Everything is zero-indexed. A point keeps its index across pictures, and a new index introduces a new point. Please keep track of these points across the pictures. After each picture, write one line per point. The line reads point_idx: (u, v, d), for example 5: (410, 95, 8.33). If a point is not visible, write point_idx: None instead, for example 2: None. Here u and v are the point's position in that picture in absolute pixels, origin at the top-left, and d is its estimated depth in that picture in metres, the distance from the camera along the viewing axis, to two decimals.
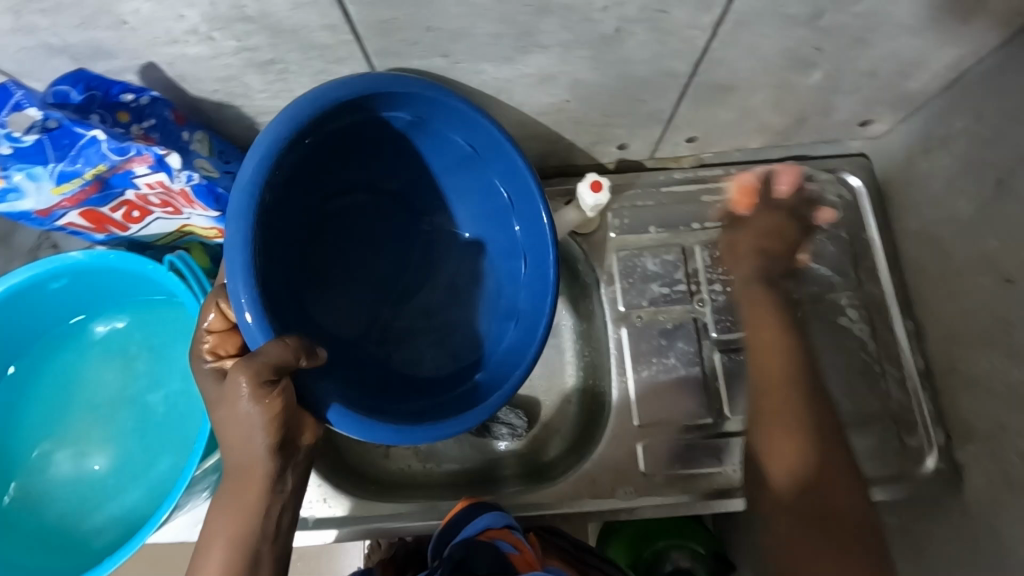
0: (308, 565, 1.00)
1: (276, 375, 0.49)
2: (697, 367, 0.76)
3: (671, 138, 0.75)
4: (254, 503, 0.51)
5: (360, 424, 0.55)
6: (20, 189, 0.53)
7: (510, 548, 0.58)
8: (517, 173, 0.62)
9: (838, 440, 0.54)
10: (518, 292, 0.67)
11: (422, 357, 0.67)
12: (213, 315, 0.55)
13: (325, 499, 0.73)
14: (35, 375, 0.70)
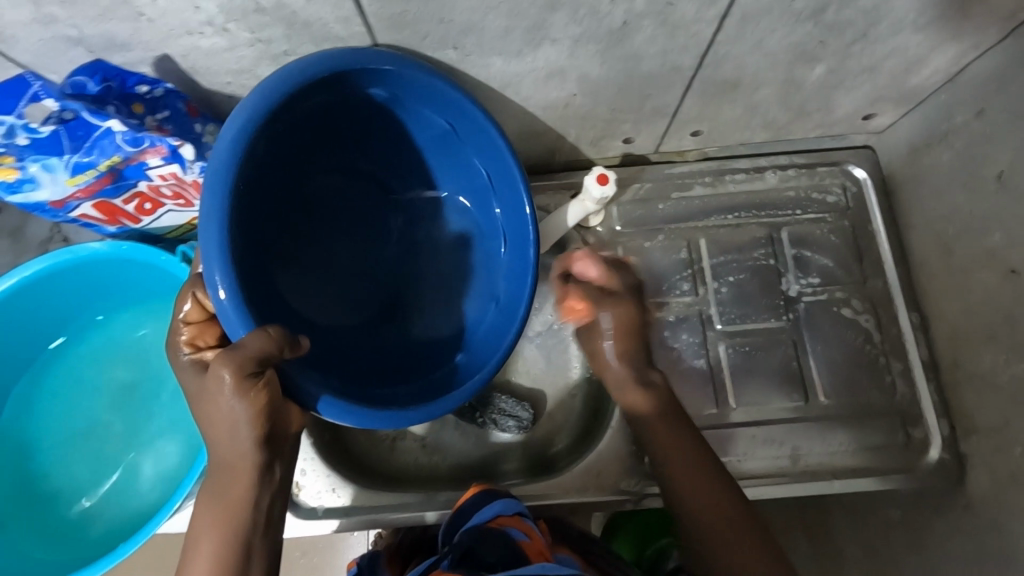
0: (310, 563, 1.02)
1: (260, 367, 0.50)
2: (702, 359, 0.74)
3: (676, 133, 0.76)
4: (243, 495, 0.51)
5: (349, 412, 0.56)
6: (36, 180, 0.55)
7: (521, 536, 0.58)
8: (497, 154, 0.63)
9: (705, 460, 0.59)
10: (497, 275, 0.69)
11: (409, 335, 0.69)
12: (190, 306, 0.57)
13: (333, 489, 0.73)
14: (48, 367, 0.71)
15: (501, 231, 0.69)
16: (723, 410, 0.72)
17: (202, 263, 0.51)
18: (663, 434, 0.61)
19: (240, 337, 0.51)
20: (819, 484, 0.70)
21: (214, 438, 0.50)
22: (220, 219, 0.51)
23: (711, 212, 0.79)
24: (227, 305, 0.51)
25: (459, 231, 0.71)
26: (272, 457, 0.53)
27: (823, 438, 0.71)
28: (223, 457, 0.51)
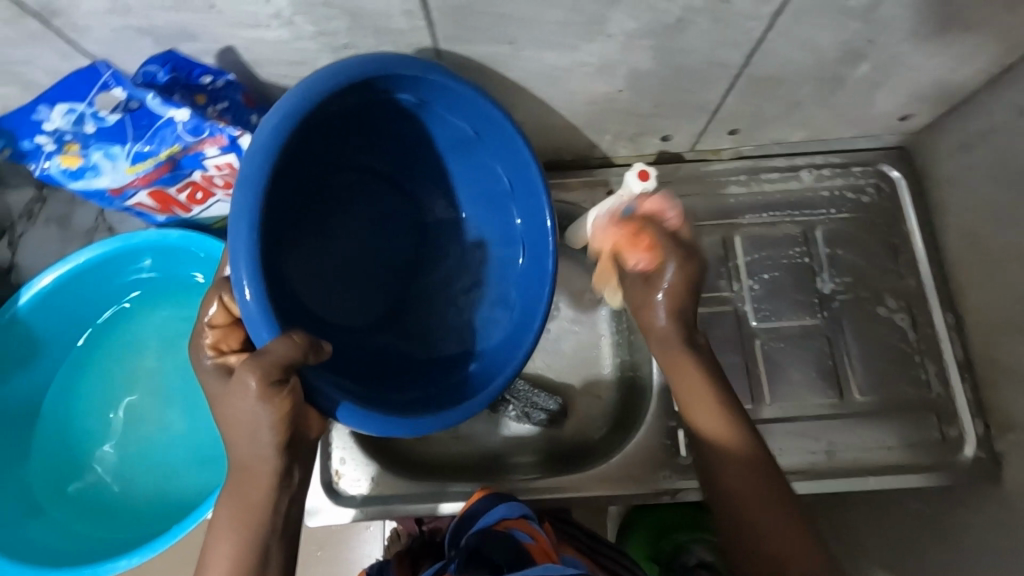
0: (325, 558, 1.04)
1: (284, 374, 0.49)
2: (738, 355, 0.75)
3: (714, 130, 0.76)
4: (263, 497, 0.51)
5: (363, 418, 0.56)
6: (97, 168, 0.56)
7: (526, 537, 0.58)
8: (520, 159, 0.63)
9: (769, 470, 0.53)
10: (513, 281, 0.69)
11: (415, 337, 0.69)
12: (214, 309, 0.55)
13: (367, 477, 0.73)
14: (91, 351, 0.72)
15: (519, 238, 0.69)
16: (758, 405, 0.73)
17: (228, 261, 0.50)
18: (724, 437, 0.55)
19: (263, 341, 0.50)
20: (854, 480, 0.70)
21: (233, 440, 0.50)
22: (250, 213, 0.49)
23: (746, 210, 0.80)
24: (253, 307, 0.50)
25: (471, 233, 0.71)
26: (290, 463, 0.52)
27: (859, 433, 0.72)
28: (242, 459, 0.50)
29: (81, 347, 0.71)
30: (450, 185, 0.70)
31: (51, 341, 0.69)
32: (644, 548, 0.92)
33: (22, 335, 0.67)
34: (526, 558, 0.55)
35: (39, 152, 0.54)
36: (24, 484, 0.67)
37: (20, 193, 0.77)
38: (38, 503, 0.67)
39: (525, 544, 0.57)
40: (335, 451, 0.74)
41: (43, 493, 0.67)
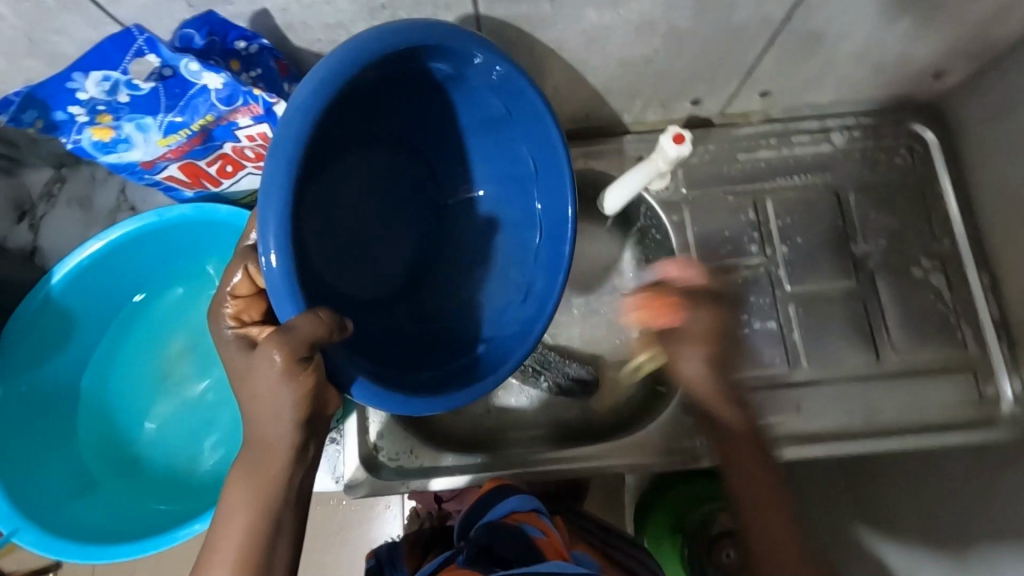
0: (344, 537, 1.08)
1: (310, 351, 0.48)
2: (773, 322, 0.75)
3: (745, 92, 0.75)
4: (279, 473, 0.51)
5: (385, 397, 0.54)
6: (129, 141, 0.55)
7: (536, 533, 0.60)
8: (547, 140, 0.62)
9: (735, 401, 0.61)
10: (526, 265, 0.68)
11: (425, 323, 0.68)
12: (239, 279, 0.54)
13: (407, 450, 0.74)
14: (123, 329, 0.71)
15: (537, 223, 0.67)
16: (793, 368, 0.73)
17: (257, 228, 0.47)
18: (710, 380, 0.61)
19: (287, 316, 0.48)
20: (893, 440, 0.70)
21: (256, 415, 0.49)
22: (283, 186, 0.46)
23: (778, 174, 0.79)
24: (278, 276, 0.47)
25: (487, 216, 0.70)
26: (308, 437, 0.52)
27: (898, 395, 0.72)
28: (265, 434, 0.50)
29: (103, 330, 0.70)
30: (477, 163, 0.69)
31: (83, 320, 0.68)
32: (664, 521, 1.01)
33: (55, 315, 0.65)
34: (535, 554, 0.57)
35: (72, 124, 0.52)
36: (66, 464, 0.66)
37: (38, 173, 0.76)
38: (82, 481, 0.66)
39: (536, 539, 0.59)
40: (372, 426, 0.74)
41: (86, 473, 0.67)
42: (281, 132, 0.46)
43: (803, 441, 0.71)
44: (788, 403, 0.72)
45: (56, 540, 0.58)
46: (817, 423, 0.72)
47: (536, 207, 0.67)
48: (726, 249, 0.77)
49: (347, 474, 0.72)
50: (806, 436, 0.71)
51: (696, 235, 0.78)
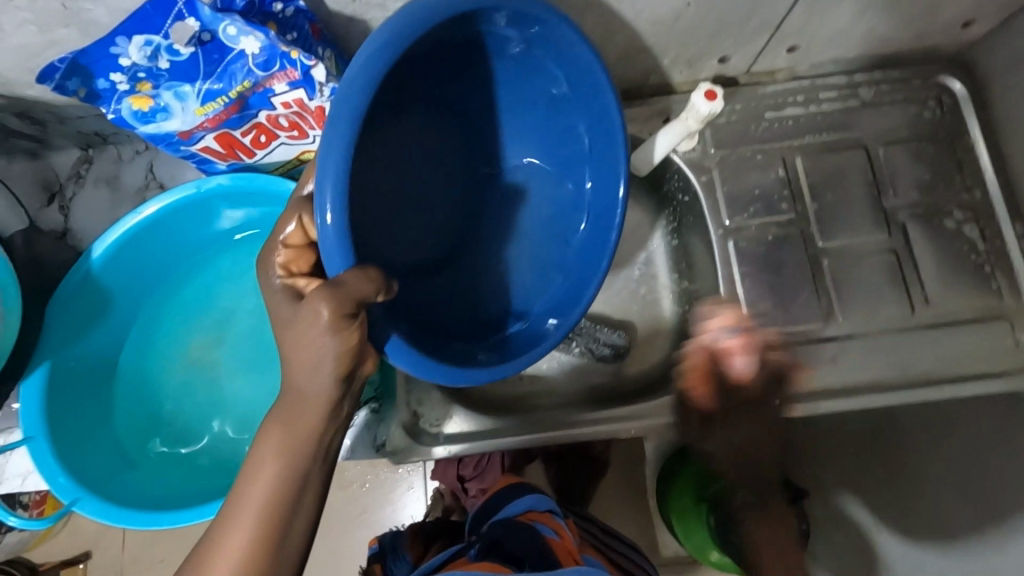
0: (370, 518, 1.20)
1: (356, 308, 0.48)
2: (810, 283, 0.75)
3: (773, 48, 0.75)
4: (312, 429, 0.50)
5: (433, 367, 0.55)
6: (168, 109, 0.55)
7: (550, 533, 0.68)
8: (607, 121, 0.62)
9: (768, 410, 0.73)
10: (570, 244, 0.68)
11: (471, 300, 0.67)
12: (292, 229, 0.55)
13: (449, 416, 0.74)
14: (163, 307, 0.72)
15: (586, 205, 0.67)
16: (827, 322, 0.74)
17: (315, 179, 0.47)
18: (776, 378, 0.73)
19: (338, 272, 0.48)
20: (930, 390, 0.71)
21: (292, 369, 0.49)
22: (343, 149, 0.47)
23: (807, 130, 0.78)
24: (331, 232, 0.47)
25: (532, 191, 0.69)
26: (344, 393, 0.51)
27: (934, 344, 0.73)
28: (301, 390, 0.50)
29: (144, 308, 0.71)
30: (524, 134, 0.67)
31: (125, 296, 0.69)
32: None
33: (99, 291, 0.66)
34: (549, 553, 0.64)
35: (112, 94, 0.52)
36: (111, 438, 0.67)
37: (65, 155, 0.77)
38: (130, 455, 0.67)
39: (549, 539, 0.66)
40: (411, 393, 0.74)
41: (132, 447, 0.68)
42: (343, 86, 0.46)
43: (834, 393, 0.72)
44: (820, 356, 0.73)
45: (114, 509, 0.59)
46: (850, 377, 0.73)
47: (586, 188, 0.67)
48: (757, 208, 0.77)
49: (393, 441, 0.72)
50: (841, 389, 0.72)
51: (727, 194, 0.77)
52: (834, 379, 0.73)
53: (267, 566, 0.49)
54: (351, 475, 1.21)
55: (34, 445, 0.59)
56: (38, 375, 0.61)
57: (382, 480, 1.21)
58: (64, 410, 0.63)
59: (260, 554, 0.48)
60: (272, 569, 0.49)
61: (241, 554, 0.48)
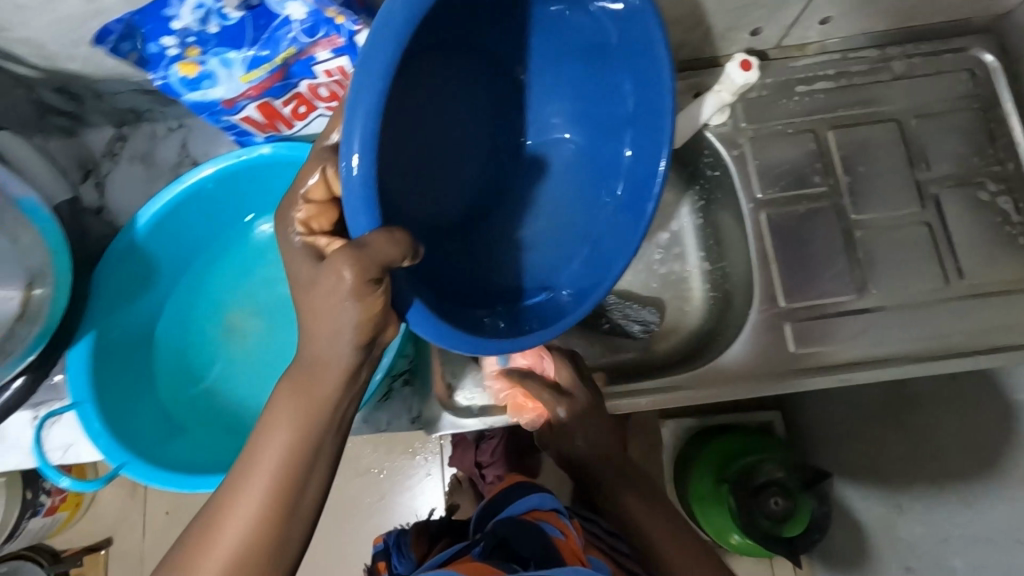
0: (387, 505, 1.21)
1: (381, 273, 0.45)
2: (843, 255, 0.75)
3: (805, 20, 0.75)
4: (328, 395, 0.49)
5: (452, 335, 0.51)
6: (213, 76, 0.55)
7: (555, 532, 0.66)
8: (655, 82, 0.59)
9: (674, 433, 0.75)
10: (600, 214, 0.65)
11: (500, 272, 0.65)
12: (316, 184, 0.51)
13: (483, 388, 0.73)
14: (201, 280, 0.74)
15: (622, 173, 0.64)
16: (859, 295, 0.74)
17: (343, 114, 0.44)
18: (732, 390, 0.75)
19: (363, 226, 0.45)
20: (965, 359, 0.71)
21: (311, 333, 0.47)
22: (376, 92, 0.43)
23: (837, 105, 0.78)
24: (357, 182, 0.44)
25: (562, 162, 0.67)
26: (362, 361, 0.49)
27: (968, 314, 0.73)
28: (318, 354, 0.48)
29: (181, 280, 0.72)
30: (561, 98, 0.65)
31: (165, 267, 0.70)
32: (710, 468, 1.09)
33: (140, 261, 0.67)
34: (554, 555, 0.63)
35: (161, 60, 0.53)
36: (155, 406, 0.68)
37: (99, 132, 0.78)
38: (173, 423, 0.68)
39: (555, 539, 0.65)
40: (445, 366, 0.74)
41: (178, 412, 0.69)
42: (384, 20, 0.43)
43: (861, 362, 0.72)
44: (849, 328, 0.73)
45: (162, 473, 0.59)
46: (881, 348, 0.73)
47: (623, 153, 0.64)
48: (787, 181, 0.77)
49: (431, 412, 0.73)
50: (872, 359, 0.72)
51: (758, 167, 0.78)
52: (867, 352, 0.73)
53: (277, 535, 0.49)
54: (368, 461, 1.22)
55: (82, 410, 0.60)
56: (84, 341, 0.61)
57: (397, 469, 1.22)
58: (109, 376, 0.64)
59: (274, 520, 0.49)
60: (284, 537, 0.50)
61: (253, 522, 0.49)
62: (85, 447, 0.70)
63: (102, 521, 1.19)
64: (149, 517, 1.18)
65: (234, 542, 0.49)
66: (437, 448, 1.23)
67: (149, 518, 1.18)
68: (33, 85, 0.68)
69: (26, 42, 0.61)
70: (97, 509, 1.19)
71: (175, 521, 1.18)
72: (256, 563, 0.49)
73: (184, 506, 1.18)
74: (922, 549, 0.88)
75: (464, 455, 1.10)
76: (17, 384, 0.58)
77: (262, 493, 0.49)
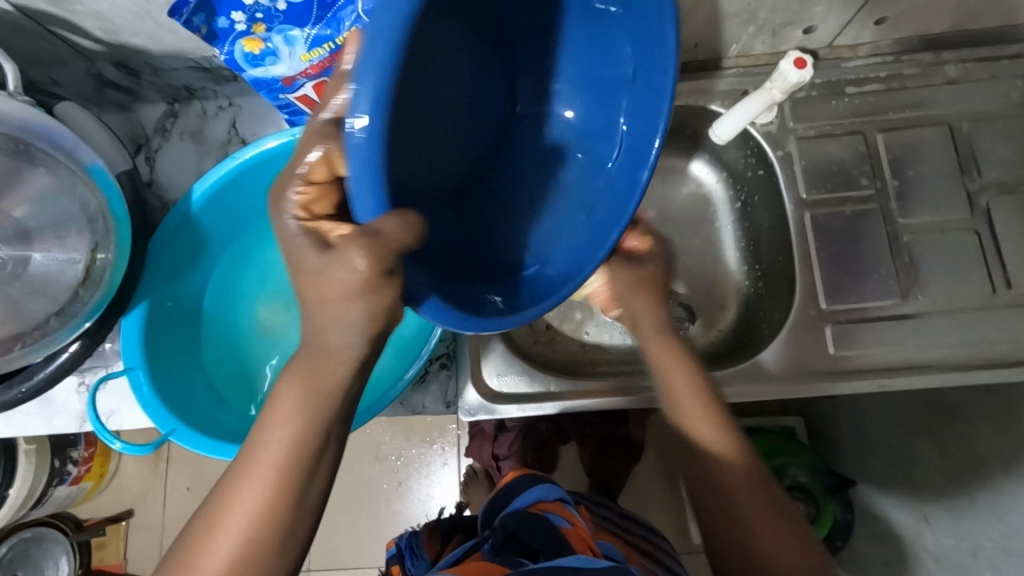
0: (401, 491, 1.22)
1: (395, 264, 0.40)
2: (889, 261, 0.74)
3: (861, 19, 0.73)
4: (329, 389, 0.45)
5: (453, 317, 0.43)
6: (276, 53, 0.56)
7: (562, 522, 0.64)
8: (655, 41, 0.48)
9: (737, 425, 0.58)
10: (597, 184, 0.54)
11: (500, 254, 0.54)
12: (314, 159, 0.42)
13: (513, 372, 0.75)
14: (245, 260, 0.77)
15: (618, 140, 0.53)
16: (903, 300, 0.73)
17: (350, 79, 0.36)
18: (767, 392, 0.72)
19: (369, 214, 0.39)
20: (1007, 370, 0.70)
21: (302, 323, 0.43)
22: (388, 50, 0.35)
23: (888, 108, 0.78)
24: (359, 165, 0.37)
25: (560, 134, 0.56)
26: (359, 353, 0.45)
27: (1014, 324, 0.71)
28: (311, 346, 0.44)
29: (229, 260, 0.76)
30: (556, 64, 0.54)
31: (214, 244, 0.73)
32: None
33: (192, 234, 0.69)
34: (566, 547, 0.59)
35: (228, 35, 0.54)
36: (202, 376, 0.70)
37: (152, 108, 0.80)
38: (216, 393, 0.71)
39: (563, 528, 0.62)
40: (485, 357, 0.76)
41: (225, 383, 0.72)
42: None
43: (893, 368, 0.72)
44: (890, 329, 0.73)
45: (206, 439, 0.61)
46: (920, 355, 0.72)
47: (618, 124, 0.53)
48: (836, 182, 0.77)
49: (466, 399, 0.74)
50: (910, 365, 0.71)
51: (803, 166, 0.78)
52: (906, 358, 0.72)
53: (280, 537, 0.45)
54: (387, 448, 1.23)
55: (134, 375, 0.62)
56: (139, 309, 0.64)
57: (414, 457, 1.23)
58: (160, 344, 0.67)
59: (273, 521, 0.44)
60: (287, 538, 0.45)
61: (253, 522, 0.44)
62: (127, 415, 0.71)
63: (125, 492, 1.21)
64: (170, 491, 1.20)
65: (230, 548, 0.44)
66: (455, 439, 1.23)
67: (171, 492, 1.20)
68: (93, 59, 0.70)
69: (92, 14, 0.62)
70: (120, 481, 1.21)
71: (194, 497, 1.20)
72: (259, 568, 0.44)
73: (204, 483, 1.20)
74: (951, 561, 0.87)
75: (481, 448, 1.10)
76: (74, 349, 0.59)
77: (262, 492, 0.44)
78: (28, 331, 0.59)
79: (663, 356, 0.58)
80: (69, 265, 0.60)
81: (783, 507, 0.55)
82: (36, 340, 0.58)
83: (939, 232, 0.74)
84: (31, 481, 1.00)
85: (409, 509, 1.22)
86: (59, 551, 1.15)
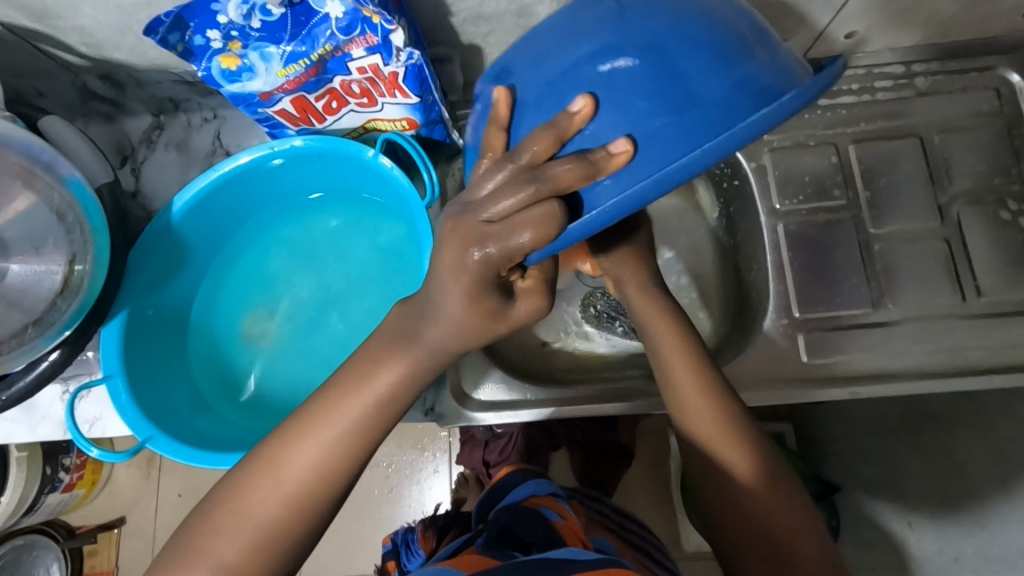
0: (392, 498, 1.23)
1: None
2: (861, 270, 0.75)
3: (831, 33, 0.75)
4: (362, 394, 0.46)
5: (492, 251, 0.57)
6: (253, 69, 0.58)
7: (555, 516, 0.64)
8: None
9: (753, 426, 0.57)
10: None
11: None
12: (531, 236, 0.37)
13: (492, 381, 0.76)
14: (231, 265, 0.78)
15: None
16: (876, 308, 0.74)
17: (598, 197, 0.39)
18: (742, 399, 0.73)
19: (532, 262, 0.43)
20: (979, 377, 0.70)
21: None
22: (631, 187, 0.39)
23: (861, 119, 0.79)
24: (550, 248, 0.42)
25: None
26: None
27: (985, 333, 0.72)
28: None
29: (213, 267, 0.77)
30: None
31: (197, 251, 0.75)
32: None
33: (174, 243, 0.71)
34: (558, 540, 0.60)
35: (205, 52, 0.56)
36: (185, 381, 0.72)
37: (139, 120, 0.81)
38: (198, 397, 0.72)
39: (555, 521, 0.63)
40: (463, 366, 0.77)
41: (210, 387, 0.74)
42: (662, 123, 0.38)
43: (866, 375, 0.72)
44: (863, 337, 0.74)
45: (183, 447, 0.62)
46: (893, 362, 0.73)
47: None
48: (809, 192, 0.78)
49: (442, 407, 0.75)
50: (884, 372, 0.72)
51: (777, 178, 0.79)
52: (879, 365, 0.73)
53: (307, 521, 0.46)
54: (379, 454, 1.24)
55: (113, 383, 0.64)
56: (118, 319, 0.66)
57: (405, 463, 1.24)
58: (142, 351, 0.69)
59: (314, 493, 0.45)
60: (315, 518, 0.46)
61: (287, 501, 0.45)
62: (111, 421, 0.72)
63: (118, 498, 1.22)
64: (162, 498, 1.21)
65: (272, 511, 0.44)
66: (446, 446, 1.24)
67: (163, 499, 1.21)
68: (79, 73, 0.71)
69: (75, 30, 0.63)
70: (114, 487, 1.22)
71: (186, 503, 1.20)
72: (279, 548, 0.45)
73: (196, 489, 1.20)
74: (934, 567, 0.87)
75: (471, 453, 1.11)
76: (53, 357, 0.61)
77: (315, 464, 0.45)
78: (7, 339, 0.60)
79: (662, 334, 0.60)
80: (47, 275, 0.62)
81: (800, 501, 0.54)
82: (15, 348, 0.60)
83: (912, 240, 0.75)
84: (23, 487, 1.01)
85: (400, 516, 1.22)
86: (52, 557, 1.16)
